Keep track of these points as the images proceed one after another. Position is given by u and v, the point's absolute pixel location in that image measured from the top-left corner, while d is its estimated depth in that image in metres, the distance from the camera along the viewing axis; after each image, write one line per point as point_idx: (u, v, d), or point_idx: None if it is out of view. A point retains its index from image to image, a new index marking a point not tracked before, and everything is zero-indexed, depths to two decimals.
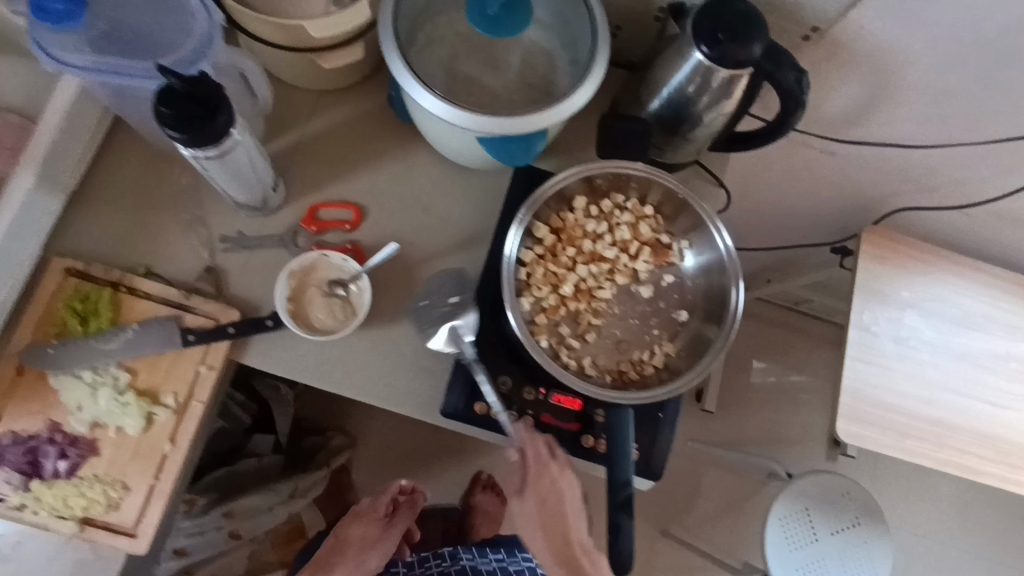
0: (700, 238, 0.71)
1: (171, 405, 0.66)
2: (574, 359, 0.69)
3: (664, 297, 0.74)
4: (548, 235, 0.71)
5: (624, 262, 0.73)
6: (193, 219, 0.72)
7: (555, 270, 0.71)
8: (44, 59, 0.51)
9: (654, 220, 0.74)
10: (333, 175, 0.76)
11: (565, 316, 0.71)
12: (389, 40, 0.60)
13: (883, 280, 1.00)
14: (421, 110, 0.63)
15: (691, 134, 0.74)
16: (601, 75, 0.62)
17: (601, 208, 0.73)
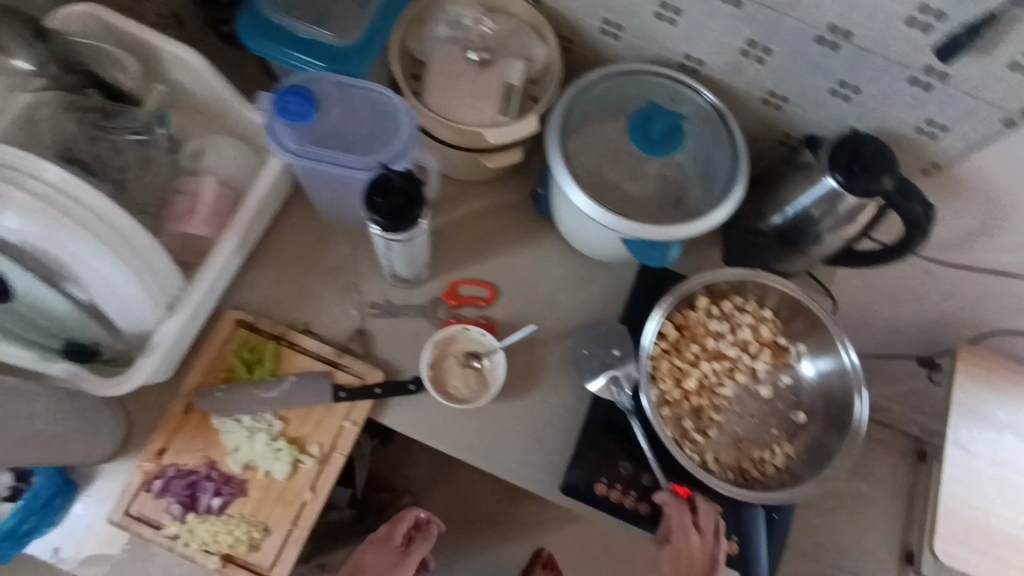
0: (823, 346, 0.72)
1: (315, 454, 0.71)
2: (697, 454, 0.70)
3: (782, 398, 0.74)
4: (673, 331, 0.72)
5: (745, 361, 0.74)
6: (349, 284, 0.80)
7: (680, 365, 0.72)
8: (278, 147, 0.62)
9: (774, 324, 0.75)
10: (472, 254, 0.82)
11: (687, 410, 0.71)
12: (555, 147, 0.69)
13: (983, 402, 1.01)
14: (571, 207, 0.71)
15: (807, 249, 0.78)
16: (740, 196, 0.69)
17: (723, 308, 0.74)
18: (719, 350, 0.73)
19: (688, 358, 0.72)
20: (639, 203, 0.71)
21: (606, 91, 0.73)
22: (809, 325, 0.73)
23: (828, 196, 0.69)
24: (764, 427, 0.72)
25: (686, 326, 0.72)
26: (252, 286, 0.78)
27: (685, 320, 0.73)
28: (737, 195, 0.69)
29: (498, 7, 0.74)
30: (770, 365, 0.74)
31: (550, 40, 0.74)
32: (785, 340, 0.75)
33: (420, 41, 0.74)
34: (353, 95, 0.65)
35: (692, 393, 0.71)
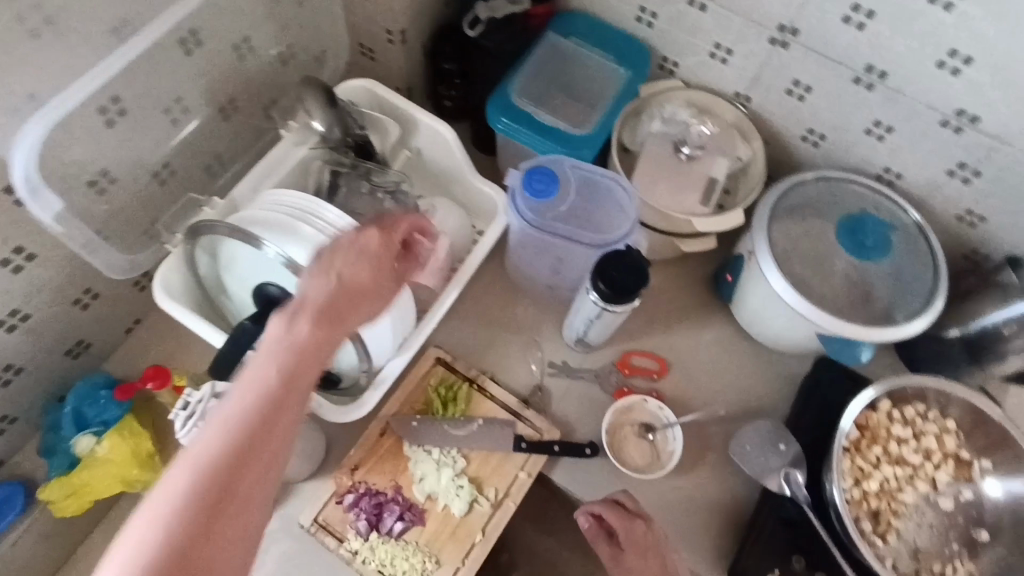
0: (1016, 470, 0.72)
1: (491, 498, 0.75)
2: (878, 556, 0.70)
3: (963, 512, 0.73)
4: (856, 432, 0.75)
5: (926, 469, 0.75)
6: (533, 342, 0.86)
7: (861, 465, 0.74)
8: (516, 213, 0.72)
9: (960, 436, 0.76)
10: (647, 329, 0.87)
11: (870, 511, 0.73)
12: (760, 232, 0.75)
13: None
14: (765, 289, 0.76)
15: (989, 367, 0.79)
16: (939, 309, 0.73)
17: (907, 411, 0.76)
18: (896, 452, 0.75)
19: (867, 455, 0.75)
20: (835, 301, 0.74)
21: (805, 193, 0.78)
22: (1000, 444, 0.73)
23: None
24: (950, 546, 0.72)
25: (870, 428, 0.75)
26: (447, 334, 0.85)
27: (870, 419, 0.76)
28: (933, 308, 0.73)
29: (706, 109, 0.83)
30: (955, 477, 0.75)
31: (755, 142, 0.81)
32: (975, 457, 0.75)
33: (634, 133, 0.83)
34: (587, 186, 0.75)
35: (874, 493, 0.73)
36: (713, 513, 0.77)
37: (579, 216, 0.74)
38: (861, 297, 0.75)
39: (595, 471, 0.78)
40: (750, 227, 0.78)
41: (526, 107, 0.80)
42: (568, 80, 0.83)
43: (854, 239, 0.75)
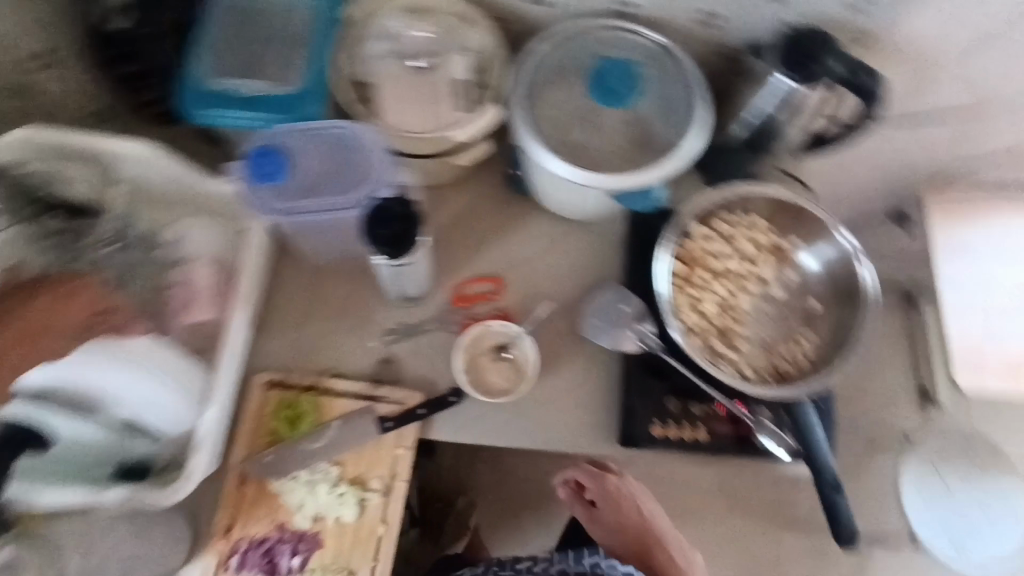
0: (822, 241, 0.77)
1: (378, 488, 0.74)
2: (733, 367, 0.76)
3: (792, 293, 0.79)
4: (680, 266, 0.78)
5: (751, 270, 0.79)
6: (362, 318, 0.80)
7: (695, 294, 0.78)
8: (258, 207, 0.64)
9: (770, 229, 0.80)
10: (468, 254, 0.83)
11: (715, 332, 0.77)
12: (522, 120, 0.71)
13: None
14: (547, 175, 0.75)
15: None
16: (707, 119, 0.73)
17: (717, 227, 0.79)
18: (721, 268, 0.79)
19: (697, 281, 0.78)
20: (611, 156, 0.75)
21: (551, 62, 0.75)
22: (802, 222, 0.78)
23: (783, 94, 0.72)
24: (789, 331, 0.78)
25: (691, 257, 0.78)
26: (271, 350, 0.78)
27: (688, 249, 0.79)
28: (703, 119, 0.74)
29: (422, 9, 0.76)
30: (776, 269, 0.79)
31: (482, 24, 0.75)
32: (788, 243, 0.80)
33: (359, 64, 0.74)
34: (329, 142, 0.67)
35: (714, 314, 0.78)
36: (590, 397, 0.79)
37: (331, 178, 0.66)
38: (639, 146, 0.75)
39: (471, 414, 0.77)
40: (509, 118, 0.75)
41: (226, 85, 0.68)
42: (258, 30, 0.71)
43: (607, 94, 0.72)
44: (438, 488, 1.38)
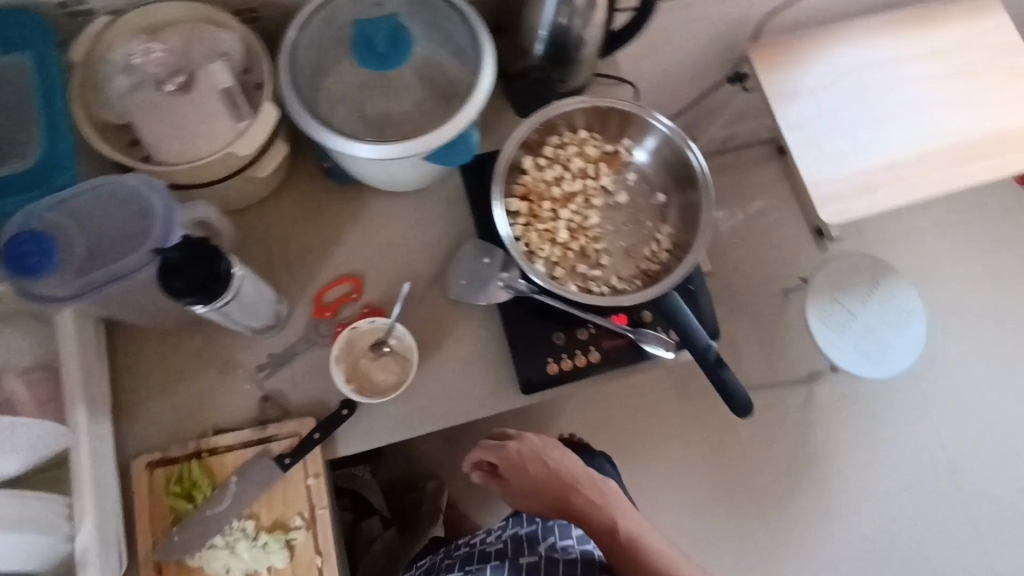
0: (646, 133, 0.77)
1: (301, 523, 0.72)
2: (604, 285, 0.76)
3: (637, 193, 0.80)
4: (522, 204, 0.76)
5: (592, 185, 0.79)
6: (228, 364, 0.76)
7: (545, 227, 0.77)
8: (46, 301, 0.59)
9: (596, 138, 0.79)
10: (316, 261, 0.79)
11: (575, 257, 0.77)
12: (304, 115, 0.68)
13: (793, 80, 1.10)
14: (359, 161, 0.71)
15: (580, 57, 0.80)
16: (491, 50, 0.71)
17: (545, 154, 0.78)
18: (562, 192, 0.78)
19: (543, 213, 0.77)
20: (415, 118, 0.71)
21: (320, 44, 0.71)
22: (623, 121, 0.77)
23: None
24: (645, 230, 0.78)
25: (529, 191, 0.77)
26: (145, 430, 0.74)
27: (524, 185, 0.77)
28: (488, 50, 0.71)
29: (159, 26, 0.69)
30: (615, 175, 0.79)
31: (231, 23, 0.70)
32: (619, 146, 0.80)
33: (109, 107, 0.67)
34: (102, 204, 0.62)
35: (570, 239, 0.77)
36: (484, 358, 0.78)
37: (117, 241, 0.61)
38: (438, 97, 0.72)
39: (372, 418, 0.75)
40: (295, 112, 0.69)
41: None
42: None
43: (383, 63, 0.66)
44: (414, 473, 1.38)
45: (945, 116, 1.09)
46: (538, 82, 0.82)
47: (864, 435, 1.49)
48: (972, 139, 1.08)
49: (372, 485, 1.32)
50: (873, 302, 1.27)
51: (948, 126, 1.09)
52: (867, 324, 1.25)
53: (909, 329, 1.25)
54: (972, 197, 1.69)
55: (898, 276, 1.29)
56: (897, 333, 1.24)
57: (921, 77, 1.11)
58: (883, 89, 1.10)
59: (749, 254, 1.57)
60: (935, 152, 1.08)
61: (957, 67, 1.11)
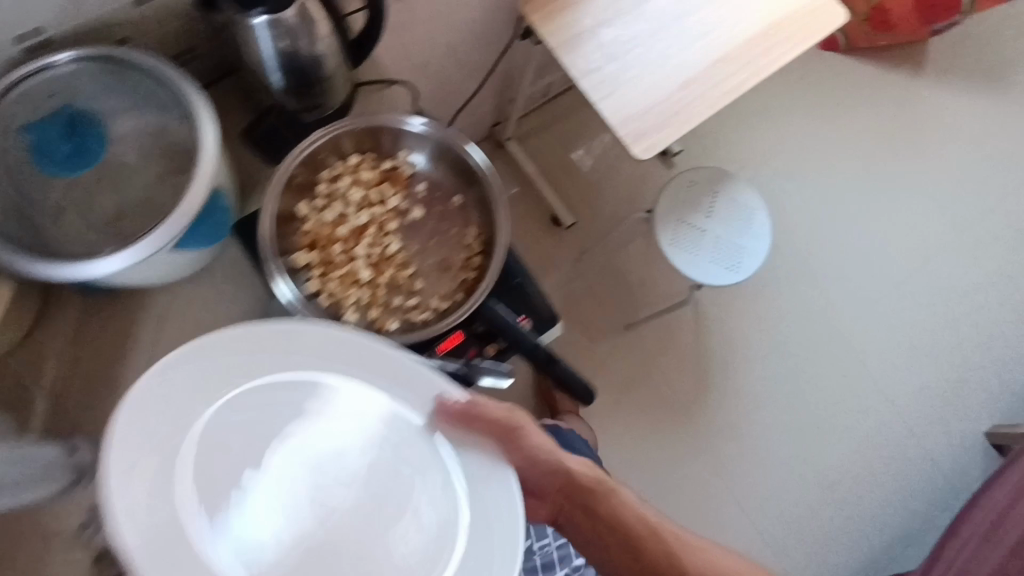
0: (416, 139, 0.72)
1: None
2: (426, 311, 0.71)
3: (432, 202, 0.75)
4: (309, 256, 0.69)
5: (383, 209, 0.73)
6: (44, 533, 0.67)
7: (344, 272, 0.70)
8: None
9: (370, 156, 0.73)
10: (107, 387, 0.70)
11: (389, 292, 0.72)
12: (19, 256, 0.58)
13: (571, 23, 1.07)
14: (110, 276, 0.62)
15: (324, 77, 0.75)
16: (203, 100, 0.63)
17: (321, 193, 0.71)
18: (351, 229, 0.71)
19: (338, 259, 0.70)
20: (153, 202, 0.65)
21: (2, 163, 0.61)
22: (387, 134, 0.72)
23: (272, 32, 0.65)
24: (452, 236, 0.74)
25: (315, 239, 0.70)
26: None
27: (309, 233, 0.70)
28: (203, 101, 0.63)
29: None
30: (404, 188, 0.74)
31: None
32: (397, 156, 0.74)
33: None
34: None
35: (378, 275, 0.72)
36: None
37: None
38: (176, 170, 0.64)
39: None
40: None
41: None
42: None
43: (77, 164, 0.63)
44: None
45: (719, 19, 1.11)
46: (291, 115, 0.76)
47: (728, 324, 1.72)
48: (754, 30, 1.12)
49: None
50: (717, 213, 1.31)
51: (728, 24, 1.11)
52: (715, 236, 1.29)
53: (757, 228, 1.31)
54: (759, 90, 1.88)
55: (736, 179, 1.34)
56: (747, 236, 1.30)
57: None
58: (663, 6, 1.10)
59: (602, 198, 1.72)
60: (728, 52, 1.10)
61: None
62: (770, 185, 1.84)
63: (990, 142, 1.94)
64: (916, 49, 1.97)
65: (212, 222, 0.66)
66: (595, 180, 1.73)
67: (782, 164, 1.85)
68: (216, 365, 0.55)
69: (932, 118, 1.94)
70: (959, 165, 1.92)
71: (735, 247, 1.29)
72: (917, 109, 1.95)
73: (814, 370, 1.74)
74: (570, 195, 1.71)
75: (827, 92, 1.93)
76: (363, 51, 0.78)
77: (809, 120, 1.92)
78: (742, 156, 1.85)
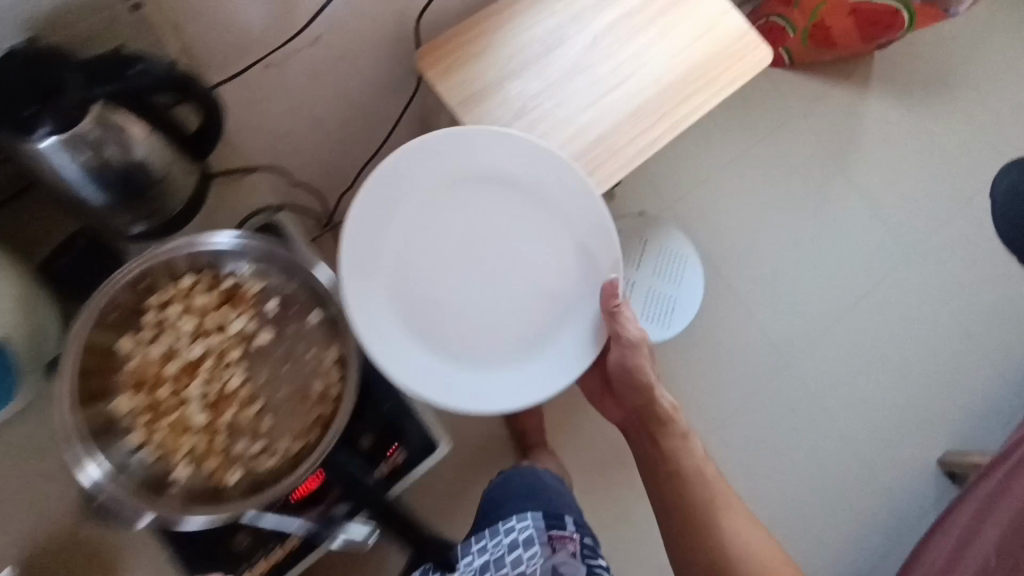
0: (244, 255, 0.64)
1: None
2: (274, 454, 0.63)
3: (284, 322, 0.66)
4: (136, 399, 0.62)
5: (225, 336, 0.65)
6: None
7: (177, 414, 0.63)
8: None
9: (202, 277, 0.65)
10: None
11: (232, 434, 0.64)
12: None
13: (470, 82, 0.97)
14: None
15: (156, 184, 0.65)
16: None
17: (149, 324, 0.64)
18: (185, 363, 0.64)
19: (169, 402, 0.63)
20: None
21: None
22: (212, 254, 0.64)
23: (68, 148, 0.55)
24: (303, 360, 0.66)
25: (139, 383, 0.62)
26: None
27: (134, 374, 0.63)
28: None
29: None
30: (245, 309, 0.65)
31: None
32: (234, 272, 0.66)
33: None
34: None
35: (218, 415, 0.64)
36: None
37: None
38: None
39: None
40: None
41: None
42: None
43: None
44: None
45: (635, 67, 1.03)
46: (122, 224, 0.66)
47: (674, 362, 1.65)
48: (670, 80, 1.04)
49: None
50: (646, 264, 1.25)
51: (642, 73, 1.03)
52: (644, 287, 1.24)
53: (687, 280, 1.26)
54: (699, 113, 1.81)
55: (666, 224, 1.28)
56: (677, 288, 1.24)
57: (600, 31, 1.03)
58: (570, 56, 1.02)
59: None
60: (639, 106, 1.03)
61: (635, 6, 1.05)
62: (710, 215, 1.80)
63: (932, 161, 1.91)
64: (858, 65, 1.93)
65: None
66: None
67: (720, 193, 1.82)
68: (423, 158, 0.88)
69: (873, 137, 1.91)
70: (900, 185, 1.89)
71: (667, 300, 1.24)
72: (858, 129, 1.91)
73: (757, 405, 1.72)
74: None
75: (767, 113, 1.89)
76: (206, 148, 0.69)
77: (749, 145, 1.87)
78: (681, 186, 1.81)
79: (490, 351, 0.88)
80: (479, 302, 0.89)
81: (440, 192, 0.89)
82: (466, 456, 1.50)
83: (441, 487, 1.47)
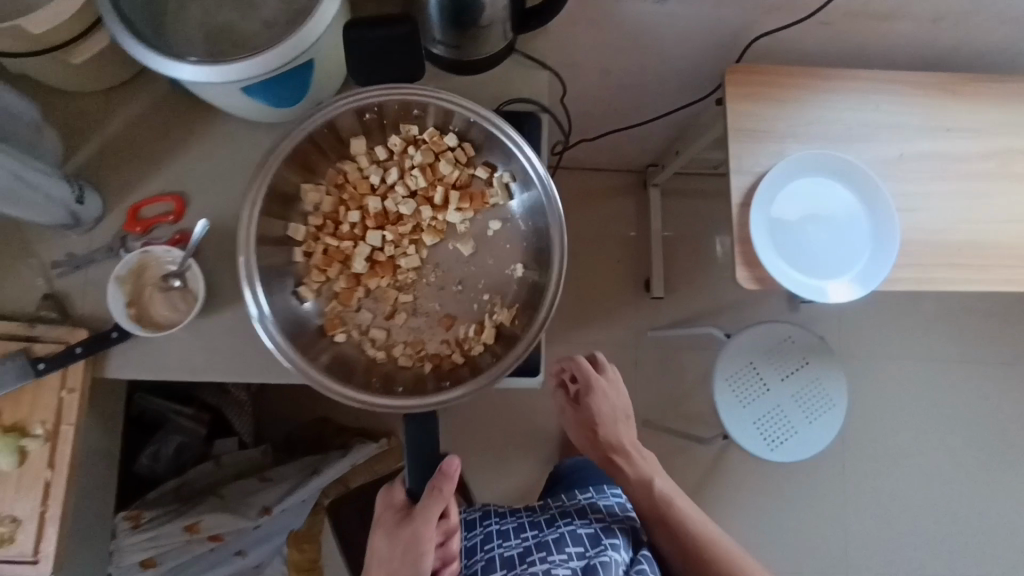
0: (511, 166, 0.79)
1: (41, 434, 0.70)
2: (381, 349, 0.80)
3: (481, 248, 0.82)
4: (331, 198, 0.80)
5: (426, 217, 0.82)
6: (22, 252, 0.74)
7: (341, 245, 0.81)
8: None
9: (459, 150, 0.81)
10: (142, 173, 0.76)
11: (366, 300, 0.81)
12: (123, 32, 0.61)
13: (758, 119, 0.95)
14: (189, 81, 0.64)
15: (479, 22, 0.71)
16: None
17: (387, 148, 0.81)
18: (384, 209, 0.81)
19: (347, 224, 0.81)
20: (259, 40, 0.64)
21: None
22: (486, 141, 0.79)
23: None
24: (468, 293, 0.82)
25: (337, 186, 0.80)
26: None
27: (345, 176, 0.81)
28: None
29: None
30: (465, 206, 0.81)
31: None
32: (484, 167, 0.82)
33: None
34: None
35: (373, 272, 0.81)
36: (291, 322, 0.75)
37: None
38: (288, 13, 0.64)
39: (159, 349, 0.73)
40: (111, 14, 0.61)
41: None
42: None
43: None
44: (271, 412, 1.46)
45: (918, 206, 0.96)
46: (441, 36, 0.74)
47: (748, 493, 1.46)
48: (952, 238, 0.95)
49: (248, 406, 1.35)
50: (794, 381, 1.18)
51: (929, 217, 0.96)
52: (773, 402, 1.17)
53: (823, 422, 1.17)
54: (948, 298, 1.54)
55: (834, 361, 1.20)
56: (806, 424, 1.16)
57: (909, 155, 0.97)
58: (867, 158, 0.96)
59: (701, 293, 1.55)
60: (910, 240, 0.95)
61: (964, 154, 0.98)
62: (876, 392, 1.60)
63: None
64: None
65: (281, 83, 0.66)
66: (707, 271, 1.56)
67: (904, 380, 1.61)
68: (786, 125, 0.95)
69: None
70: None
71: (783, 430, 1.17)
72: None
73: None
74: (677, 269, 1.56)
75: None
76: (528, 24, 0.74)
77: None
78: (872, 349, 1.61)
79: (787, 231, 0.94)
80: (798, 197, 0.95)
81: (738, 153, 0.94)
82: (506, 421, 1.51)
83: (470, 427, 1.51)
